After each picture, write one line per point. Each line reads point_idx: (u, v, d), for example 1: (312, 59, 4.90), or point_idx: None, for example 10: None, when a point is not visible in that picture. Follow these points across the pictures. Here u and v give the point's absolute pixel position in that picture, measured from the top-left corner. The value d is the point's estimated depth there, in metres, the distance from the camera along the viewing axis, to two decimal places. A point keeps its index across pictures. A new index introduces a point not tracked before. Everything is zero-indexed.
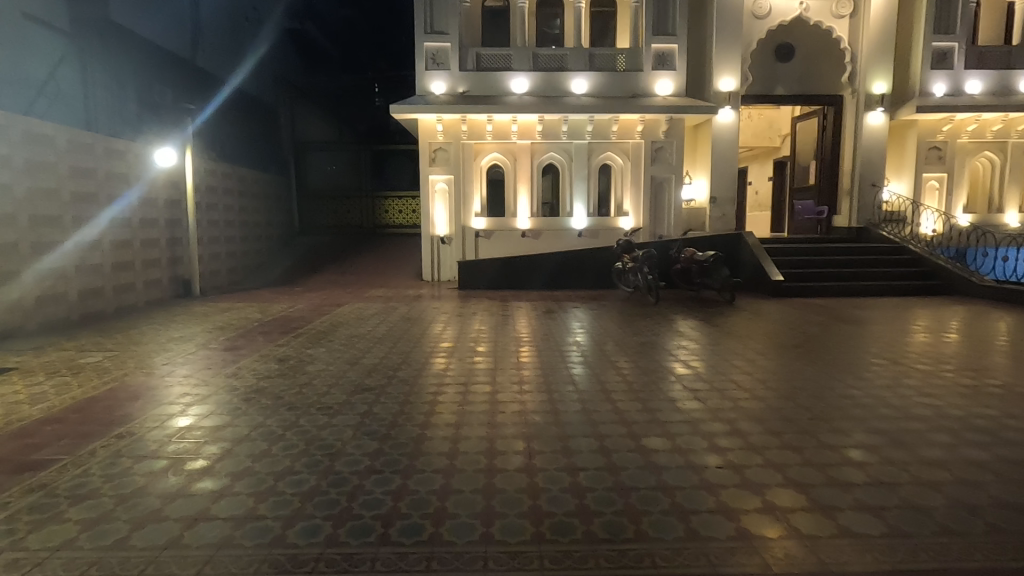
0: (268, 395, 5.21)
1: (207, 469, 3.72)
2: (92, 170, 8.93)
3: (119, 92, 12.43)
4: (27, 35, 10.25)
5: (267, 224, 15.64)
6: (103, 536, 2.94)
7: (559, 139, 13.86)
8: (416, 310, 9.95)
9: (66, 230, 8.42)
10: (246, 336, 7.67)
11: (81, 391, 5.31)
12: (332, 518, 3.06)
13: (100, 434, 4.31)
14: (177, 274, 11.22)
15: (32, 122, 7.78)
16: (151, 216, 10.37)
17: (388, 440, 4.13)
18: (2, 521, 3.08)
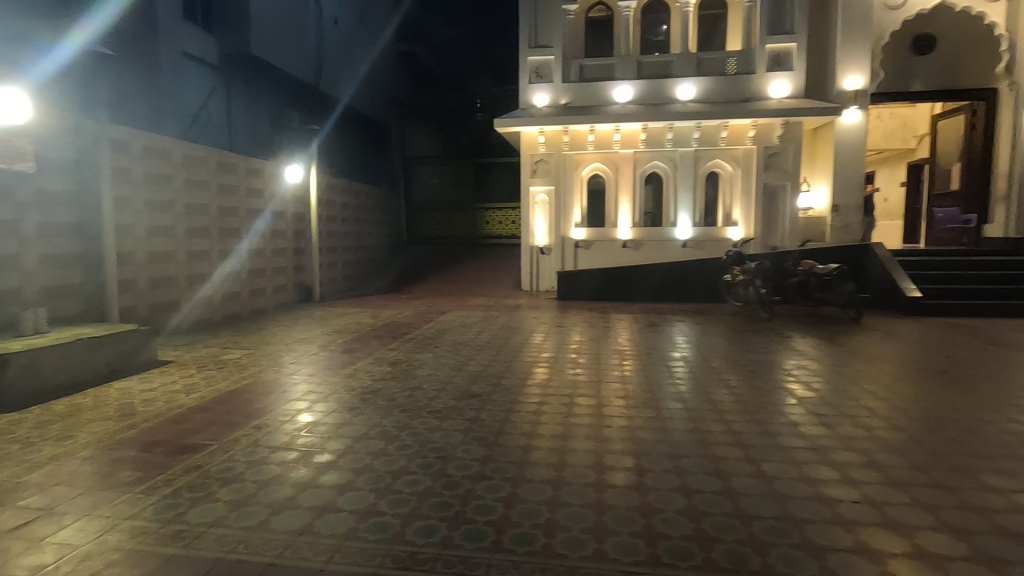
0: (382, 396, 5.51)
1: (332, 463, 4.00)
2: (234, 187, 10.02)
3: (255, 118, 14.05)
4: (187, 71, 11.88)
5: (378, 235, 16.67)
6: (247, 517, 3.24)
7: (663, 147, 13.49)
8: (516, 319, 10.09)
9: (214, 241, 9.53)
10: (361, 339, 8.19)
11: (224, 384, 5.94)
12: (447, 520, 3.16)
13: (242, 424, 4.79)
14: (301, 281, 12.26)
15: (189, 146, 8.90)
16: (281, 228, 11.43)
17: (496, 447, 4.20)
18: (168, 496, 3.50)
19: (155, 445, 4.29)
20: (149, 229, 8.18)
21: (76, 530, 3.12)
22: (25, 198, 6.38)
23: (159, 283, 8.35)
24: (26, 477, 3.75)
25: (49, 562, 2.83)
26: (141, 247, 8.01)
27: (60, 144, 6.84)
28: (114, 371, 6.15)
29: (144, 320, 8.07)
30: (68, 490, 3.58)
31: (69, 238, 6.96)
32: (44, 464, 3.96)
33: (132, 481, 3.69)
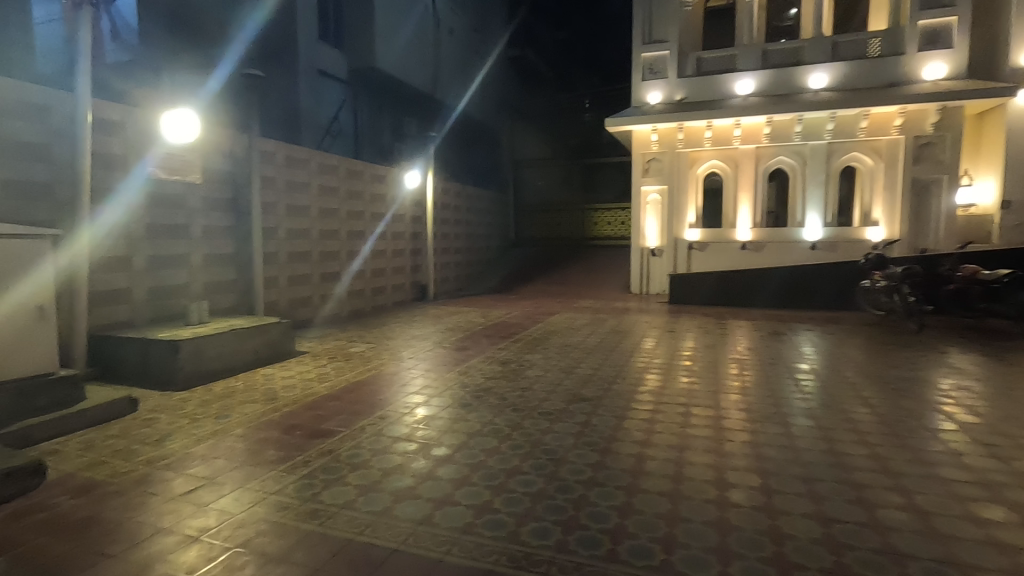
0: (495, 394, 5.63)
1: (448, 456, 4.15)
2: (360, 192, 10.82)
3: (378, 127, 15.06)
4: (322, 88, 13.01)
5: (488, 236, 17.13)
6: (373, 502, 3.45)
7: (790, 141, 12.45)
8: (626, 323, 9.86)
9: (343, 242, 10.34)
10: (473, 337, 8.46)
11: (351, 375, 6.41)
12: (561, 524, 3.14)
13: (367, 413, 5.13)
14: (417, 280, 12.93)
15: (323, 155, 9.74)
16: (400, 230, 12.14)
17: (609, 454, 4.11)
18: (305, 476, 3.84)
19: (295, 428, 4.73)
20: (290, 232, 9.07)
21: (232, 500, 3.52)
22: (194, 204, 7.36)
23: (297, 280, 9.22)
24: (193, 449, 4.30)
25: (212, 525, 3.22)
26: (283, 249, 8.91)
27: (221, 157, 7.80)
28: (260, 359, 6.90)
29: (284, 314, 8.96)
30: (225, 463, 4.05)
31: (226, 239, 7.90)
32: (207, 438, 4.52)
33: (276, 460, 4.09)
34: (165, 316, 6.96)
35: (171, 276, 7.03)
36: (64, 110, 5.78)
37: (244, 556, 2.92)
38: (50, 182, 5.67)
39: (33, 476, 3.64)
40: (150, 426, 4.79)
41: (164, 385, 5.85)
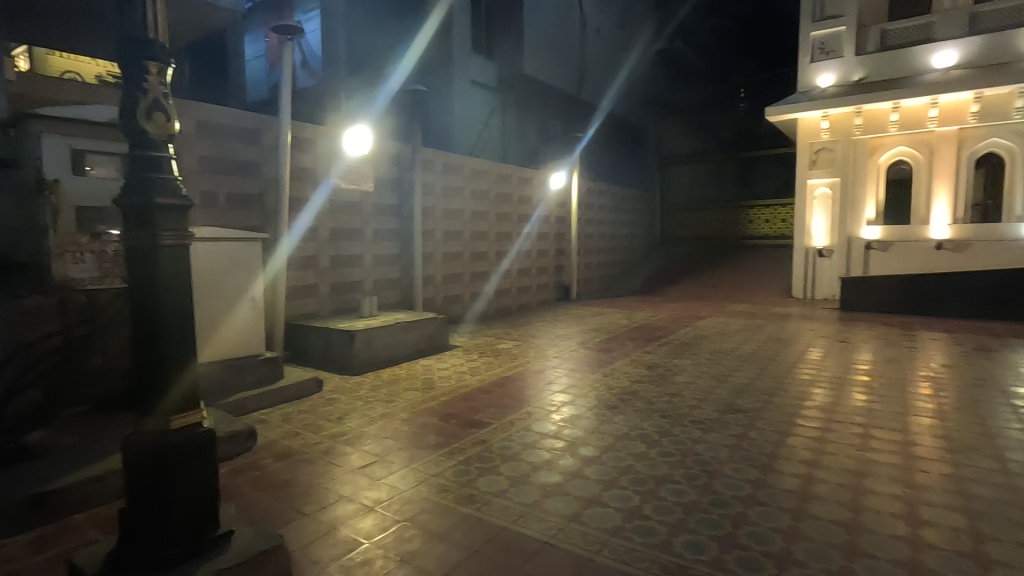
0: (641, 399, 5.50)
1: (595, 458, 4.14)
2: (509, 195, 11.26)
3: (524, 131, 15.50)
4: (474, 96, 13.74)
5: (633, 236, 16.74)
6: (524, 494, 3.58)
7: (1008, 120, 10.41)
8: (787, 330, 9.00)
9: (492, 243, 10.84)
10: (617, 339, 8.36)
11: (499, 370, 6.72)
12: (717, 540, 2.97)
13: (516, 408, 5.33)
14: (561, 280, 13.10)
15: (475, 161, 10.32)
16: (545, 231, 12.39)
17: (771, 472, 3.80)
18: (462, 462, 4.10)
19: (450, 417, 5.07)
20: (446, 233, 9.75)
21: (399, 478, 3.89)
22: (367, 210, 8.25)
23: (451, 279, 9.88)
24: (366, 428, 4.83)
25: (383, 499, 3.59)
26: (439, 249, 9.60)
27: (389, 167, 8.64)
28: (419, 350, 7.52)
29: (439, 310, 9.66)
30: (392, 443, 4.49)
31: (392, 241, 8.72)
32: (377, 420, 5.05)
33: (436, 445, 4.44)
34: (342, 309, 7.91)
35: (348, 274, 7.97)
36: (270, 132, 6.83)
37: (411, 529, 3.21)
38: (261, 193, 6.75)
39: (248, 440, 4.36)
40: (333, 404, 5.48)
41: (342, 369, 6.63)
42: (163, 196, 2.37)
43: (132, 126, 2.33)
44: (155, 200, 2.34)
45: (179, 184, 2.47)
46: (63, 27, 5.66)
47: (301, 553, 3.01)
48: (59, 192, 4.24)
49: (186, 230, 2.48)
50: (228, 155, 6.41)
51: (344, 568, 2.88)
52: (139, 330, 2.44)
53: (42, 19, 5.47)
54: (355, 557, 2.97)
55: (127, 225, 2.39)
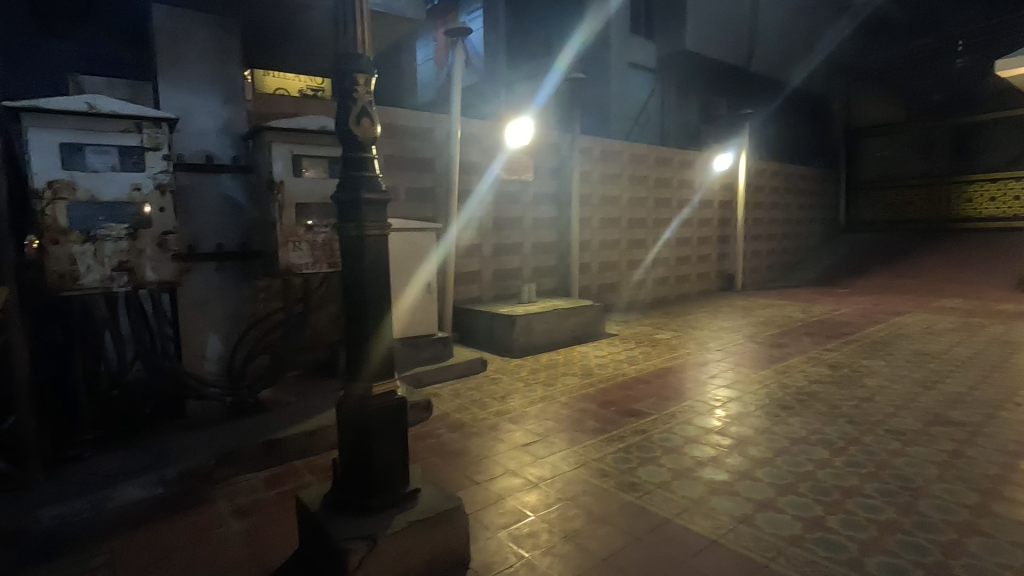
0: (822, 401, 4.97)
1: (767, 459, 3.85)
2: (668, 179, 10.81)
3: (685, 110, 14.68)
4: (631, 79, 13.34)
5: (811, 221, 15.00)
6: (688, 489, 3.48)
7: None
8: (1019, 332, 7.40)
9: (649, 230, 10.53)
10: (791, 334, 7.61)
11: (658, 361, 6.55)
12: (923, 567, 2.59)
13: (676, 400, 5.17)
14: (724, 269, 12.28)
15: (634, 145, 10.06)
16: (707, 216, 11.69)
17: (997, 499, 3.19)
18: (622, 450, 4.11)
19: (609, 404, 5.09)
20: (602, 221, 9.69)
21: (561, 458, 4.02)
22: (527, 200, 8.54)
23: (607, 267, 9.82)
24: (528, 408, 5.06)
25: (546, 476, 3.75)
26: (596, 237, 9.59)
27: (548, 157, 8.83)
28: (576, 337, 7.63)
29: (595, 298, 9.67)
30: (553, 425, 4.64)
31: (550, 229, 8.91)
32: (538, 401, 5.26)
33: (595, 431, 4.49)
34: (503, 295, 8.32)
35: (509, 261, 8.36)
36: (442, 129, 7.38)
37: (573, 509, 3.31)
38: (434, 187, 7.35)
39: (425, 411, 4.85)
40: (496, 384, 5.83)
41: (503, 351, 7.01)
42: (368, 191, 2.73)
43: (346, 132, 2.71)
44: (362, 195, 2.71)
45: (380, 181, 2.81)
46: (282, 51, 6.71)
47: (474, 517, 3.28)
48: (284, 192, 4.72)
49: (386, 221, 2.81)
50: (406, 152, 7.08)
51: (512, 536, 3.08)
52: (350, 308, 2.83)
53: (268, 48, 6.56)
54: (522, 527, 3.16)
55: (341, 217, 2.78)
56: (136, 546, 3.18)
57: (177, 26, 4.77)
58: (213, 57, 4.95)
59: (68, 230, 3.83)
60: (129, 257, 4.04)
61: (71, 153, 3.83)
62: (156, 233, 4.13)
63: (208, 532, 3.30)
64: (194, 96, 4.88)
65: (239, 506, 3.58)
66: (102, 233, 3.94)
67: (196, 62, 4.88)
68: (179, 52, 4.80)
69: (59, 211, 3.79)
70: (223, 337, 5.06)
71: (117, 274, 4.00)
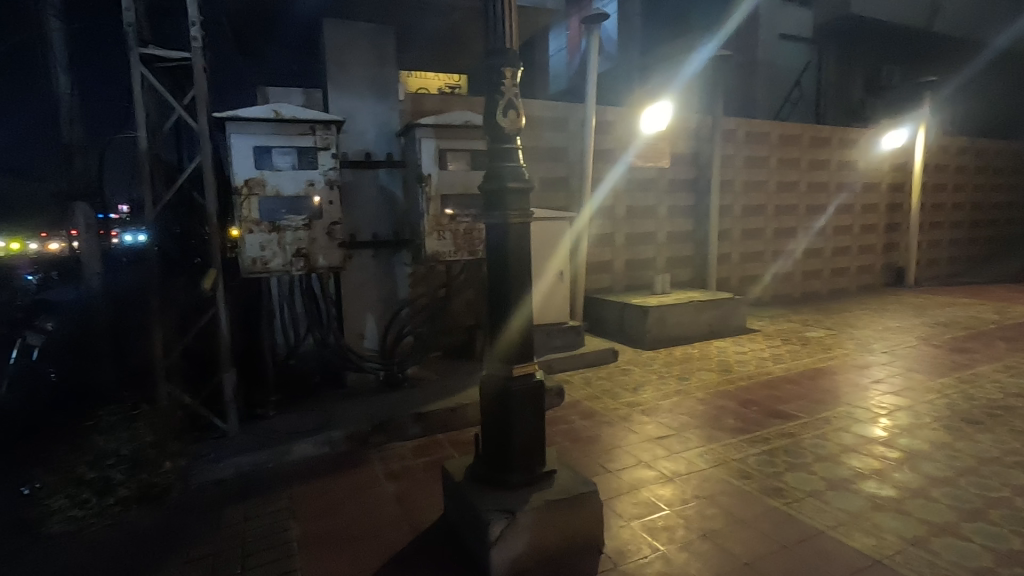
0: (1022, 417, 4.20)
1: (946, 478, 3.36)
2: (825, 161, 9.74)
3: (847, 83, 13.09)
4: (782, 53, 12.15)
5: (1011, 205, 12.62)
6: (845, 501, 3.17)
7: None
8: None
9: (800, 217, 9.60)
10: (980, 338, 6.51)
11: (808, 360, 5.99)
12: None
13: (831, 404, 4.70)
14: (891, 262, 10.84)
15: (784, 125, 9.21)
16: (872, 202, 10.38)
17: None
18: (766, 452, 3.85)
19: (751, 404, 4.78)
20: (746, 208, 9.04)
21: (697, 454, 3.87)
22: (663, 187, 8.24)
23: (749, 258, 9.15)
24: (661, 402, 4.93)
25: (681, 471, 3.65)
26: (738, 226, 8.97)
27: (687, 141, 8.42)
28: (713, 331, 7.25)
29: (735, 291, 9.08)
30: (688, 420, 4.48)
31: (687, 218, 8.52)
32: (672, 395, 5.10)
33: (735, 430, 4.25)
34: (635, 285, 8.15)
35: (642, 251, 8.15)
36: (577, 118, 7.38)
37: (711, 509, 3.19)
38: (567, 176, 7.39)
39: (557, 396, 4.96)
40: (627, 375, 5.76)
41: (635, 342, 6.89)
42: (513, 180, 2.85)
43: (493, 123, 2.85)
44: (507, 184, 2.83)
45: (524, 170, 2.91)
46: (428, 51, 7.14)
47: (607, 504, 3.30)
48: (431, 184, 5.05)
49: (529, 210, 2.91)
50: (541, 143, 7.20)
51: (647, 527, 3.05)
52: (494, 292, 2.97)
53: (416, 49, 7.05)
54: (656, 519, 3.11)
55: (487, 206, 2.94)
56: (311, 496, 3.66)
57: (342, 36, 5.31)
58: (371, 63, 5.44)
59: (259, 221, 4.48)
60: (304, 245, 4.62)
61: (261, 155, 4.47)
62: (326, 224, 4.67)
63: (366, 490, 3.70)
64: (355, 100, 5.41)
65: (391, 470, 3.96)
66: (285, 224, 4.55)
67: (357, 68, 5.40)
68: (344, 61, 5.35)
69: (253, 205, 4.46)
70: (377, 318, 5.60)
71: (295, 259, 4.61)
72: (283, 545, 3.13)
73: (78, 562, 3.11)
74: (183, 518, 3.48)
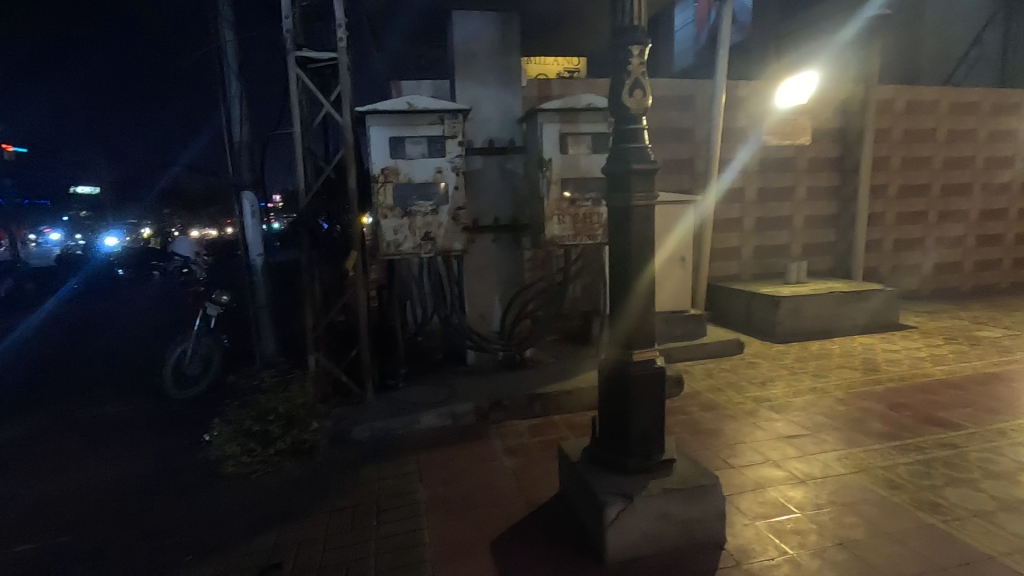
0: None
1: None
2: (1011, 131, 8.26)
3: None
4: (957, 6, 10.45)
5: None
6: (1022, 526, 2.74)
7: None
8: None
9: (974, 198, 8.27)
10: None
11: (978, 364, 5.20)
12: None
13: (1007, 415, 4.05)
14: None
15: (956, 91, 7.95)
16: None
17: None
18: (920, 462, 3.43)
19: (903, 408, 4.27)
20: (903, 189, 7.98)
21: (835, 458, 3.55)
22: (802, 167, 7.54)
23: (905, 245, 8.09)
24: (793, 399, 4.58)
25: (815, 474, 3.37)
26: (892, 208, 7.96)
27: (832, 115, 7.60)
28: (857, 326, 6.54)
29: (885, 282, 8.09)
30: (824, 421, 4.12)
31: (830, 200, 7.72)
32: (806, 393, 4.71)
33: (882, 435, 3.83)
34: (766, 274, 7.59)
35: (774, 237, 7.55)
36: (704, 96, 6.98)
37: (850, 517, 2.92)
38: (692, 157, 7.04)
39: (676, 386, 4.81)
40: (754, 368, 5.42)
41: (764, 335, 6.43)
42: (637, 162, 2.79)
43: (619, 103, 2.81)
44: (632, 166, 2.78)
45: (649, 151, 2.83)
46: (550, 34, 7.14)
47: (730, 501, 3.16)
48: (551, 169, 5.08)
49: (653, 192, 2.83)
50: (665, 124, 6.92)
51: (774, 529, 2.88)
52: (614, 276, 2.95)
53: (538, 34, 7.08)
54: (785, 522, 2.92)
55: (610, 189, 2.91)
56: (435, 463, 3.93)
57: (469, 27, 5.51)
58: (496, 51, 5.58)
59: (392, 207, 4.83)
60: (432, 230, 4.91)
61: (396, 145, 4.79)
62: (451, 209, 4.93)
63: (485, 463, 3.89)
64: (480, 88, 5.59)
65: (509, 446, 4.12)
66: (415, 209, 4.86)
67: (483, 57, 5.57)
68: (471, 51, 5.54)
69: (388, 191, 4.81)
70: (497, 300, 5.80)
71: (424, 242, 4.91)
72: (412, 504, 3.41)
73: (247, 500, 3.65)
74: (328, 472, 3.92)
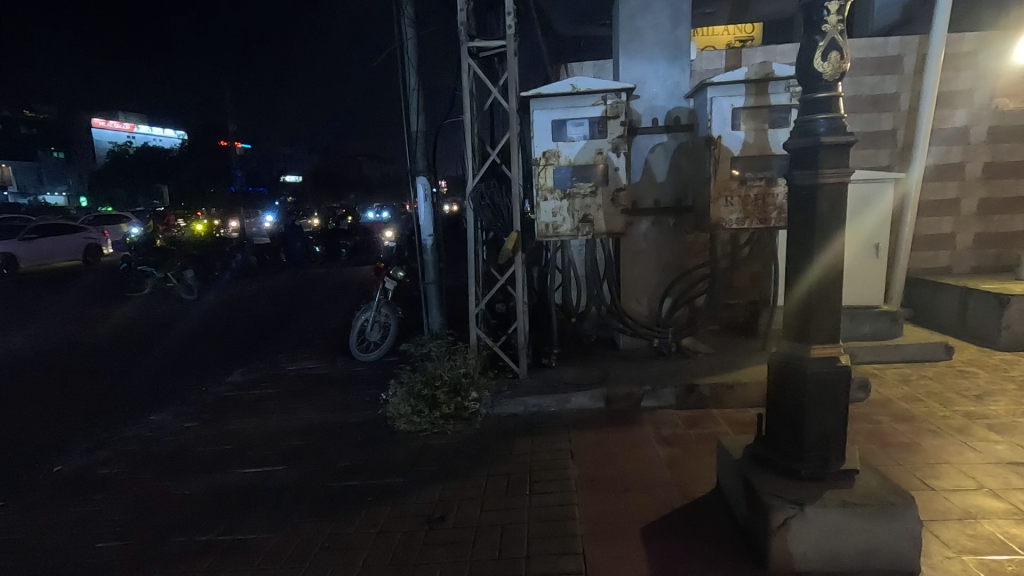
0: None
1: None
2: None
3: None
4: None
5: None
6: None
7: None
8: None
9: None
10: None
11: None
12: None
13: None
14: None
15: None
16: None
17: None
18: None
19: None
20: None
21: None
22: None
23: None
24: (1021, 418, 3.79)
25: None
26: None
27: None
28: None
29: None
30: None
31: None
32: None
33: None
34: (989, 267, 6.29)
35: (1004, 222, 6.22)
36: (915, 54, 5.93)
37: None
38: (894, 128, 6.07)
39: (860, 391, 4.25)
40: (967, 378, 4.57)
41: (983, 341, 5.37)
42: (828, 135, 2.48)
43: (807, 71, 2.53)
44: (821, 138, 2.48)
45: (843, 122, 2.51)
46: None
47: (927, 527, 2.72)
48: (721, 147, 4.72)
49: (848, 166, 2.50)
50: (861, 90, 6.03)
51: (988, 568, 2.43)
52: (790, 261, 2.68)
53: None
54: (1003, 563, 2.45)
55: (793, 165, 2.64)
56: (588, 443, 3.98)
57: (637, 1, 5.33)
58: (664, 24, 5.34)
59: (552, 189, 4.90)
60: (590, 212, 4.90)
61: (558, 127, 4.83)
62: (611, 191, 4.87)
63: (638, 449, 3.84)
64: (645, 65, 5.41)
65: (662, 435, 4.01)
66: (575, 192, 4.88)
67: (650, 32, 5.37)
68: (638, 26, 5.37)
69: (549, 173, 4.89)
70: (655, 285, 5.62)
71: (582, 225, 4.93)
72: (563, 479, 3.51)
73: (417, 455, 4.07)
74: (485, 440, 4.19)
